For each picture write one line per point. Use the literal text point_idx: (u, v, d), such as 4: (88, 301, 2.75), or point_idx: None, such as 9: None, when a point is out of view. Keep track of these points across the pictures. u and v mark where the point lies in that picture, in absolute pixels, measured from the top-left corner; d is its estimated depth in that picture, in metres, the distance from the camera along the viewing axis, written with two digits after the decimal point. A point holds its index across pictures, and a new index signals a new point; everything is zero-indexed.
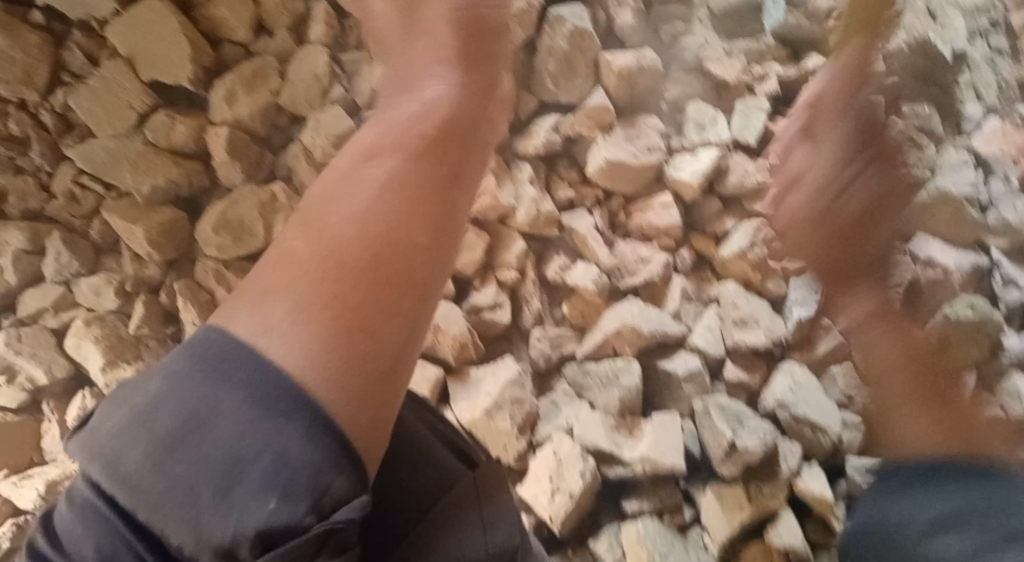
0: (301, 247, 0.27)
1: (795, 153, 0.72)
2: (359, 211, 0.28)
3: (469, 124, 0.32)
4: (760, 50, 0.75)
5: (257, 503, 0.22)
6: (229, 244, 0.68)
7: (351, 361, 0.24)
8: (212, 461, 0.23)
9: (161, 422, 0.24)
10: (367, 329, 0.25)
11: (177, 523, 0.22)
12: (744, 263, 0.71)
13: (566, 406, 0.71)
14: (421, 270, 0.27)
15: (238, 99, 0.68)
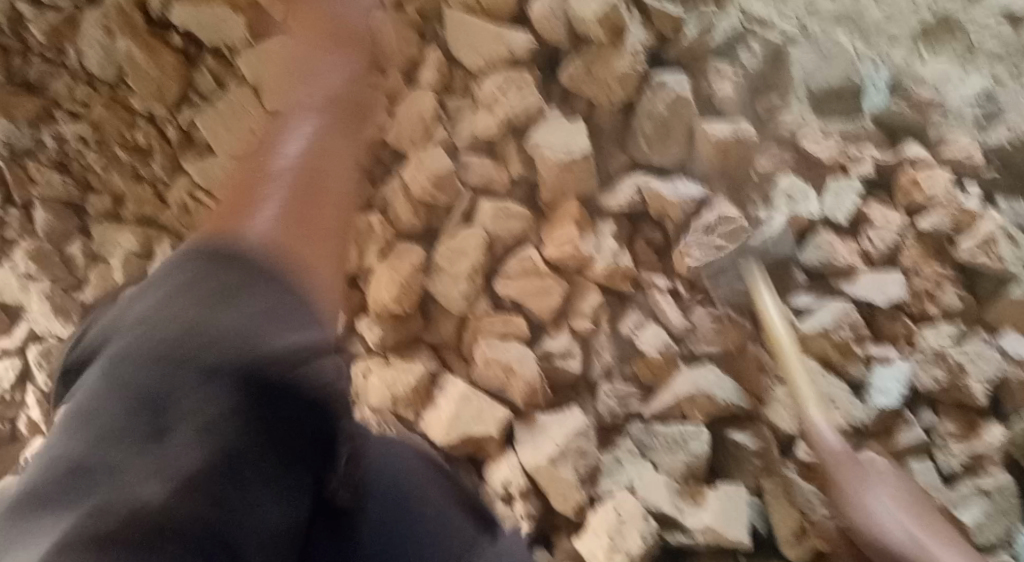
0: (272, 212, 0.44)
1: (886, 236, 0.72)
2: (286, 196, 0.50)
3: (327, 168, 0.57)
4: (857, 132, 0.75)
5: (234, 352, 0.34)
6: None
7: (302, 247, 0.42)
8: (192, 362, 0.33)
9: (155, 357, 0.34)
10: (309, 246, 0.42)
11: (149, 438, 0.31)
12: (826, 341, 0.70)
13: (629, 465, 0.70)
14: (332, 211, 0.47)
15: None
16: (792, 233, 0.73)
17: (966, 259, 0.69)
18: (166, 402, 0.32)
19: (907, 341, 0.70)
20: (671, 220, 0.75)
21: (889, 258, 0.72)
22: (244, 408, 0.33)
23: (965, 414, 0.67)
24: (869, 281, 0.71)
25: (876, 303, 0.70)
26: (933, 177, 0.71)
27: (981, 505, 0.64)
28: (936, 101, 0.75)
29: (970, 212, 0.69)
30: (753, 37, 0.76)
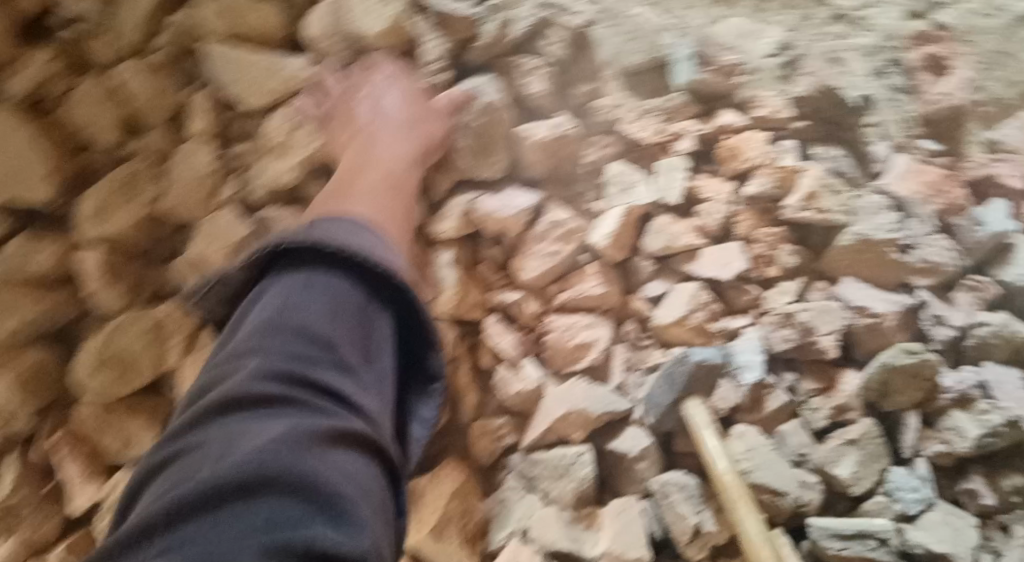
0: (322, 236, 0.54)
1: (718, 210, 0.71)
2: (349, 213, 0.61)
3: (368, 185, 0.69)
4: (672, 108, 0.73)
5: (348, 338, 0.46)
6: (114, 383, 0.60)
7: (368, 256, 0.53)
8: (322, 346, 0.44)
9: (301, 349, 0.43)
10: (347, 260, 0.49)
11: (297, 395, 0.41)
12: (683, 329, 0.69)
13: (517, 504, 0.66)
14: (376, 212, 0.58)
15: (113, 212, 0.61)
16: (632, 222, 0.70)
17: (794, 216, 0.70)
18: (308, 371, 0.41)
19: (756, 309, 0.71)
20: (510, 235, 0.69)
21: (726, 230, 0.72)
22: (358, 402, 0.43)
23: (822, 368, 0.69)
24: (710, 258, 0.70)
25: (723, 278, 0.69)
26: (749, 141, 0.71)
27: (853, 456, 0.65)
28: (739, 64, 0.75)
29: (790, 170, 0.70)
30: (550, 26, 0.71)
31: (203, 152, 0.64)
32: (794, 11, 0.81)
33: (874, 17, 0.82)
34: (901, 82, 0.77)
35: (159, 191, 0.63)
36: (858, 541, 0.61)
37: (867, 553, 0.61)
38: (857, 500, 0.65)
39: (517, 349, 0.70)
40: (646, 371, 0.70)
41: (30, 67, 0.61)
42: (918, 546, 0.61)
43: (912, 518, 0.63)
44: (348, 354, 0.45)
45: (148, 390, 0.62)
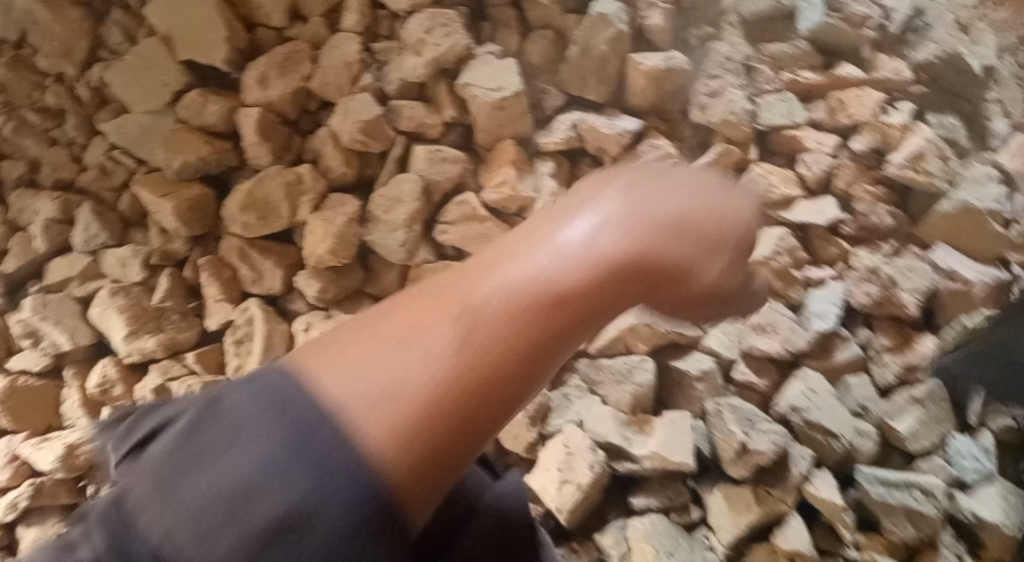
0: (482, 287, 0.27)
1: (821, 161, 0.72)
2: (511, 279, 0.28)
3: (609, 282, 0.30)
4: (795, 54, 0.75)
5: (284, 491, 0.22)
6: (256, 223, 0.68)
7: (475, 390, 0.25)
8: (226, 484, 0.22)
9: (208, 492, 0.22)
10: (515, 384, 0.27)
11: (255, 498, 0.21)
12: (767, 270, 0.71)
13: (577, 400, 0.71)
14: (550, 344, 0.28)
15: (269, 83, 0.68)
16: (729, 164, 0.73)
17: (894, 173, 0.70)
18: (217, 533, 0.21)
19: (843, 262, 0.71)
20: (608, 155, 0.72)
21: (825, 183, 0.73)
22: (257, 524, 0.21)
23: (899, 327, 0.69)
24: (805, 209, 0.72)
25: (824, 224, 0.70)
26: (856, 97, 0.72)
27: (915, 413, 0.65)
28: (867, 16, 0.73)
29: (896, 128, 0.70)
30: None
31: (353, 42, 0.70)
32: None
33: None
34: None
35: (313, 71, 0.70)
36: (904, 490, 0.62)
37: (911, 503, 0.61)
38: (911, 456, 0.66)
39: None
40: None
41: None
42: (969, 513, 0.61)
43: (969, 489, 0.63)
44: (283, 493, 0.22)
45: (283, 235, 0.71)
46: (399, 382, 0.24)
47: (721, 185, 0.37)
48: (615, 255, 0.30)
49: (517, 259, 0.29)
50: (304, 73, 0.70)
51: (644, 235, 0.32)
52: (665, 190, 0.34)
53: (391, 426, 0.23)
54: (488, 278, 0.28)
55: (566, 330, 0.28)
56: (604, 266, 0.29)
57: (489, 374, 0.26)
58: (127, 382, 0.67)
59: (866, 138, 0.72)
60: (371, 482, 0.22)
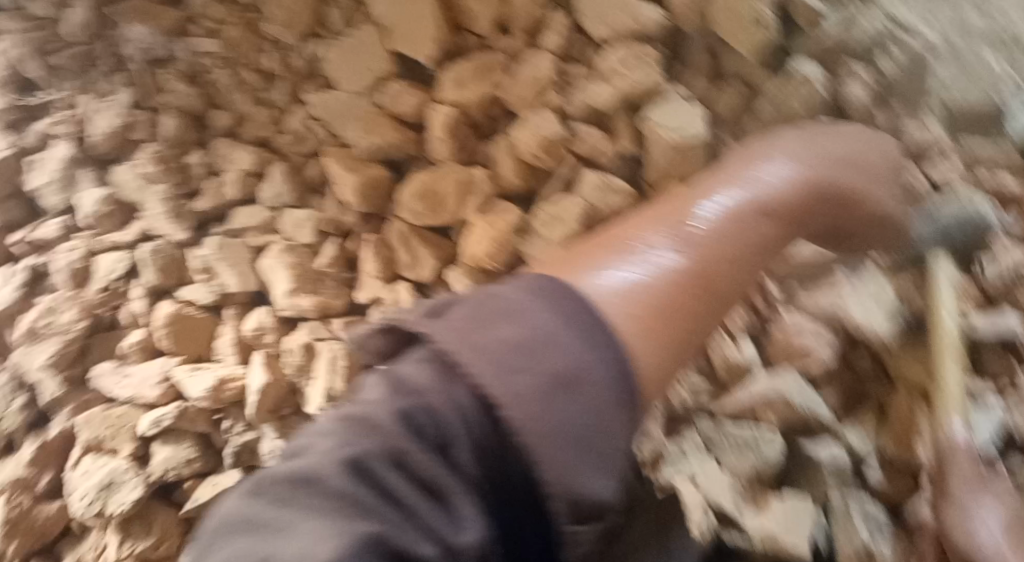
0: (667, 255, 0.56)
1: (1010, 265, 0.66)
2: (689, 247, 0.57)
3: (732, 248, 0.58)
4: (993, 155, 0.69)
5: (565, 411, 0.33)
6: (424, 213, 0.71)
7: (659, 313, 0.51)
8: (521, 369, 0.33)
9: (509, 368, 0.33)
10: (704, 293, 0.55)
11: (529, 384, 0.33)
12: (920, 368, 0.65)
13: (693, 457, 0.70)
14: (721, 280, 0.57)
15: (465, 86, 0.73)
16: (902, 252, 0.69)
17: None
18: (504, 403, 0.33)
19: (1012, 382, 0.65)
20: None
21: (1006, 291, 0.67)
22: (531, 394, 0.33)
23: None
24: (983, 319, 0.66)
25: (999, 334, 0.65)
26: None
27: None
28: None
29: None
30: (895, 39, 0.69)
31: (546, 60, 0.72)
32: None
33: None
34: None
35: (503, 82, 0.74)
36: None
37: None
38: None
39: (739, 327, 0.73)
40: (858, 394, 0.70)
41: None
42: None
43: None
44: (555, 366, 0.34)
45: (443, 229, 0.73)
46: (626, 310, 0.48)
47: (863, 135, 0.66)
48: (751, 225, 0.60)
49: (682, 227, 0.58)
50: (496, 83, 0.73)
51: (769, 205, 0.62)
52: (825, 144, 0.65)
53: (649, 299, 0.51)
54: (655, 256, 0.56)
55: (718, 272, 0.56)
56: (739, 226, 0.60)
57: (696, 286, 0.55)
58: (280, 334, 0.71)
59: None
60: (620, 371, 0.36)
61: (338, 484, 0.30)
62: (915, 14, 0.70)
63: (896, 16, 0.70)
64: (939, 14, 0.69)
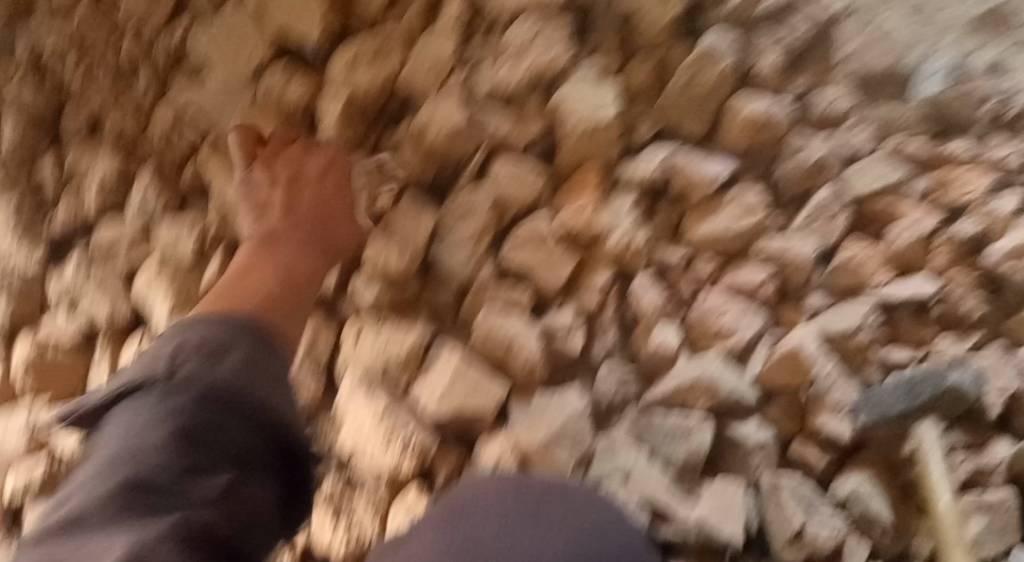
0: (261, 253, 0.60)
1: (915, 231, 0.67)
2: (283, 247, 0.60)
3: (318, 205, 0.63)
4: (901, 122, 0.71)
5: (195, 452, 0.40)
6: None
7: (283, 281, 0.57)
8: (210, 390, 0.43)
9: (151, 438, 0.40)
10: (297, 275, 0.58)
11: (162, 426, 0.40)
12: (847, 343, 0.66)
13: (623, 452, 0.64)
14: (306, 289, 0.58)
15: (354, 71, 0.67)
16: (817, 218, 0.69)
17: (992, 265, 0.66)
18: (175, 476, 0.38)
19: (929, 347, 0.66)
20: (692, 196, 0.71)
21: (916, 257, 0.68)
22: (200, 420, 0.41)
23: (971, 426, 0.65)
24: (901, 286, 0.66)
25: (916, 298, 0.65)
26: (972, 174, 0.67)
27: (983, 519, 0.61)
28: (990, 91, 0.69)
29: (1003, 218, 0.66)
30: (791, 16, 0.72)
31: (447, 43, 0.68)
32: None
33: None
34: None
35: (402, 66, 0.68)
36: None
37: None
38: None
39: (659, 312, 0.70)
40: (785, 381, 0.67)
41: None
42: None
43: None
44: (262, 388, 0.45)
45: None
46: (292, 283, 0.57)
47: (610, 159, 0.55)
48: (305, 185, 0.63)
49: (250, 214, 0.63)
50: (392, 68, 0.67)
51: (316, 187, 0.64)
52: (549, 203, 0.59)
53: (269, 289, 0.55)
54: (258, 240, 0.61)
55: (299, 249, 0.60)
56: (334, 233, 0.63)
57: (292, 279, 0.58)
58: None
59: (973, 222, 0.66)
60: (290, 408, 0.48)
61: (114, 502, 0.36)
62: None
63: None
64: None
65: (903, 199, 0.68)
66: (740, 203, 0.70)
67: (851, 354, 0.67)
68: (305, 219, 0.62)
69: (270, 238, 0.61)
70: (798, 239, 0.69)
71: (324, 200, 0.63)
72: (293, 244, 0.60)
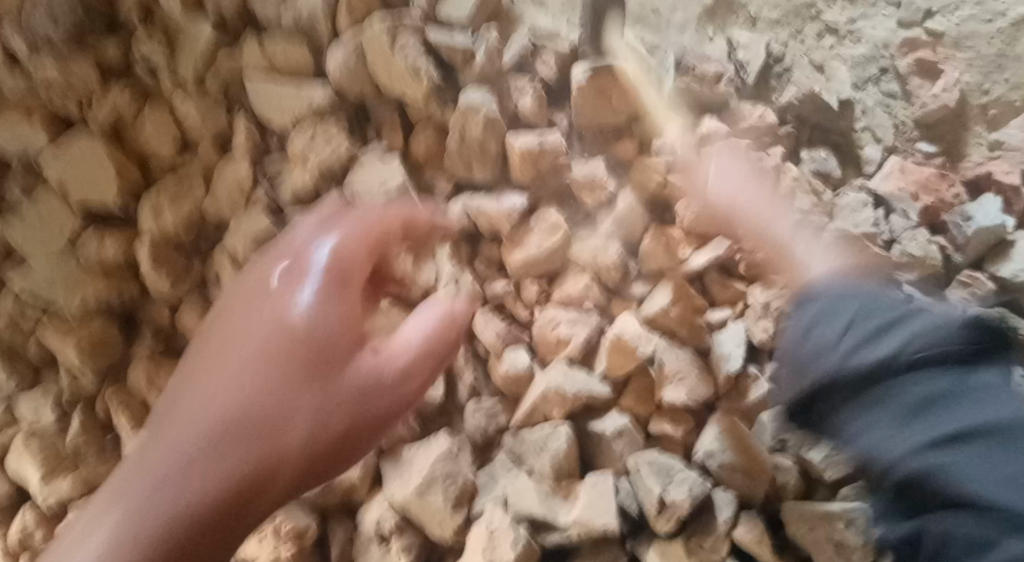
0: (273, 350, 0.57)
1: (694, 206, 0.75)
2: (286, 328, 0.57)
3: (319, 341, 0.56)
4: (663, 121, 0.79)
5: None
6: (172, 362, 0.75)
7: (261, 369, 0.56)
8: None
9: None
10: (326, 359, 0.56)
11: None
12: (669, 319, 0.72)
13: (504, 476, 0.70)
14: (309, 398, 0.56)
15: (161, 213, 0.75)
16: (617, 214, 0.77)
17: (771, 214, 0.72)
18: None
19: (741, 302, 0.74)
20: (502, 232, 0.77)
21: (710, 227, 0.75)
22: None
23: None
24: (701, 256, 0.74)
25: (715, 261, 0.73)
26: (725, 146, 0.75)
27: (828, 440, 0.65)
28: (722, 74, 0.79)
29: (768, 169, 0.73)
30: (545, 48, 0.81)
31: (243, 164, 0.75)
32: (786, 26, 0.83)
33: (865, 26, 0.82)
34: (894, 87, 0.81)
35: (207, 195, 0.76)
36: (825, 521, 0.62)
37: (834, 535, 0.61)
38: (835, 486, 0.65)
39: (501, 342, 0.75)
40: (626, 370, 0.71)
41: (110, 97, 0.76)
42: None
43: None
44: None
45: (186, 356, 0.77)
46: (291, 341, 0.57)
47: (346, 309, 0.57)
48: (310, 331, 0.56)
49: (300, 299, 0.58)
50: (197, 199, 0.76)
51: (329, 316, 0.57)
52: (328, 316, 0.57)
53: (314, 333, 0.56)
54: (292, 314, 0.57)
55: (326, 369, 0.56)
56: (311, 336, 0.56)
57: (357, 397, 0.56)
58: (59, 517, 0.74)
59: (748, 183, 0.73)
60: None
61: None
62: (551, 21, 0.83)
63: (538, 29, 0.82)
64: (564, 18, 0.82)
65: (681, 177, 0.76)
66: (543, 223, 0.77)
67: (681, 327, 0.73)
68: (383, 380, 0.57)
69: (321, 364, 0.56)
70: (598, 244, 0.76)
71: (339, 352, 0.57)
72: (215, 467, 0.54)
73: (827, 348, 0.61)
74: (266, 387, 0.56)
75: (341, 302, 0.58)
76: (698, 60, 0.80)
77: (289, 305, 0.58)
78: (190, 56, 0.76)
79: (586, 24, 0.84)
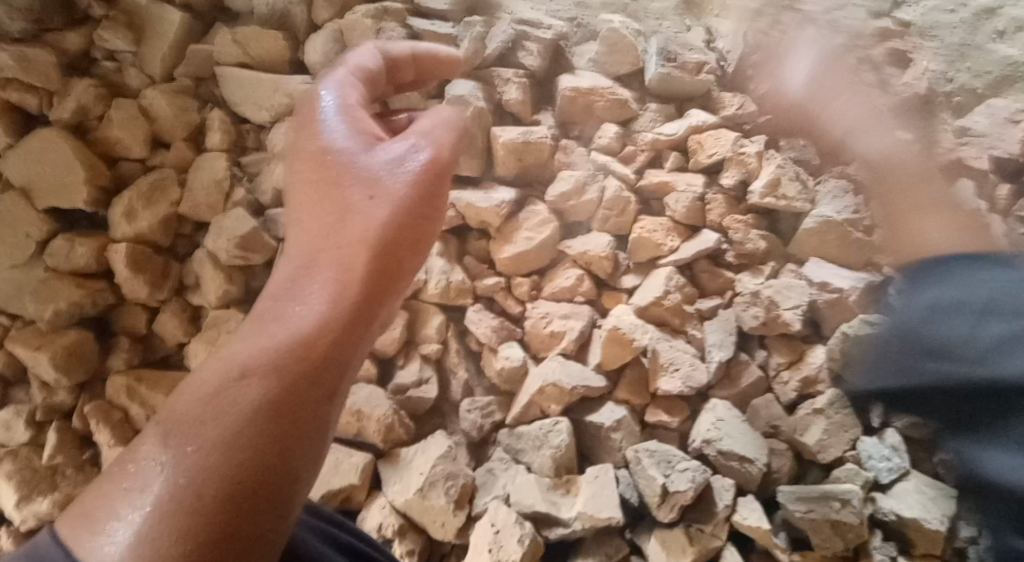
0: (314, 208, 0.41)
1: (684, 198, 0.76)
2: (304, 140, 0.43)
3: (313, 164, 0.42)
4: (650, 118, 0.80)
5: None
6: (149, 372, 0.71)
7: (315, 208, 0.41)
8: None
9: None
10: (336, 194, 0.41)
11: None
12: (662, 309, 0.72)
13: (502, 473, 0.70)
14: (346, 226, 0.39)
15: (136, 216, 0.71)
16: (615, 206, 0.76)
17: (757, 202, 0.74)
18: None
19: (730, 290, 0.75)
20: (490, 226, 0.76)
21: (700, 217, 0.76)
22: None
23: (791, 344, 0.72)
24: (690, 246, 0.74)
25: (705, 252, 0.73)
26: (716, 138, 0.77)
27: (820, 424, 0.68)
28: (705, 63, 0.79)
29: (754, 157, 0.75)
30: (528, 37, 0.79)
31: (221, 162, 0.73)
32: (765, 17, 0.81)
33: (839, 16, 0.84)
34: (871, 77, 0.81)
35: (182, 196, 0.73)
36: (823, 502, 0.63)
37: (832, 515, 0.62)
38: (827, 468, 0.68)
39: (496, 337, 0.74)
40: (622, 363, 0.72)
41: (72, 92, 0.72)
42: (888, 511, 0.64)
43: (886, 488, 0.65)
44: None
45: (168, 364, 0.75)
46: (310, 205, 0.41)
47: (353, 153, 0.41)
48: (311, 141, 0.43)
49: (297, 120, 0.46)
50: (172, 200, 0.72)
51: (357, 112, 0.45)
52: (326, 128, 0.43)
53: (334, 144, 0.42)
54: (301, 142, 0.43)
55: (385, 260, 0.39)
56: (333, 150, 0.42)
57: (353, 234, 0.39)
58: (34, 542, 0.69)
59: (735, 173, 0.76)
60: None
61: None
62: (532, 9, 0.83)
63: (521, 13, 0.82)
64: (545, 7, 0.84)
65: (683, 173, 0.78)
66: (531, 217, 0.76)
67: (672, 317, 0.73)
68: (298, 189, 0.42)
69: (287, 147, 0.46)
70: (589, 237, 0.76)
71: (325, 222, 0.40)
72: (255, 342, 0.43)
73: (958, 311, 0.54)
74: (313, 235, 0.40)
75: (360, 110, 0.45)
76: (681, 48, 0.80)
77: (291, 125, 0.46)
78: (160, 46, 0.74)
79: (565, 12, 0.85)
